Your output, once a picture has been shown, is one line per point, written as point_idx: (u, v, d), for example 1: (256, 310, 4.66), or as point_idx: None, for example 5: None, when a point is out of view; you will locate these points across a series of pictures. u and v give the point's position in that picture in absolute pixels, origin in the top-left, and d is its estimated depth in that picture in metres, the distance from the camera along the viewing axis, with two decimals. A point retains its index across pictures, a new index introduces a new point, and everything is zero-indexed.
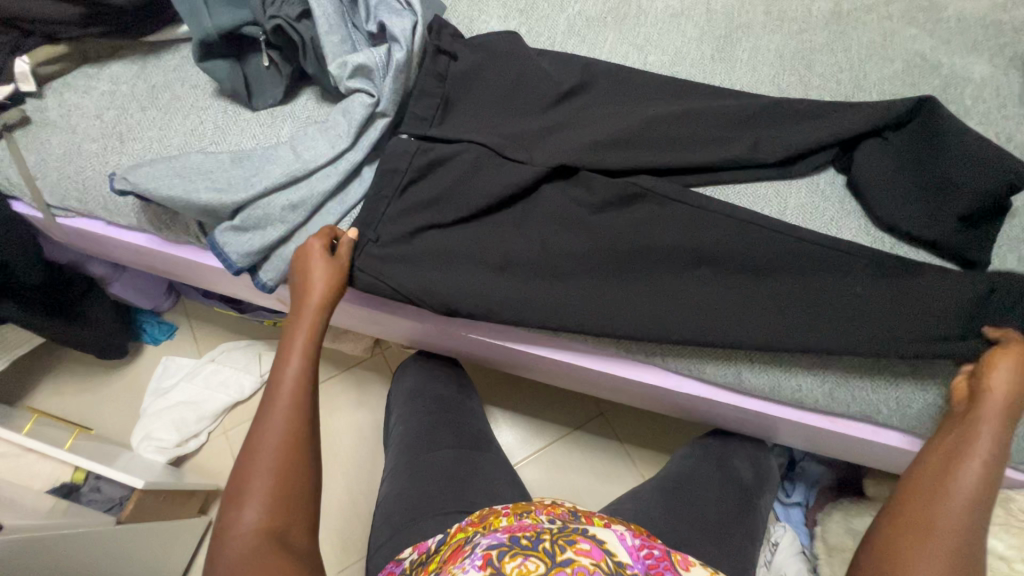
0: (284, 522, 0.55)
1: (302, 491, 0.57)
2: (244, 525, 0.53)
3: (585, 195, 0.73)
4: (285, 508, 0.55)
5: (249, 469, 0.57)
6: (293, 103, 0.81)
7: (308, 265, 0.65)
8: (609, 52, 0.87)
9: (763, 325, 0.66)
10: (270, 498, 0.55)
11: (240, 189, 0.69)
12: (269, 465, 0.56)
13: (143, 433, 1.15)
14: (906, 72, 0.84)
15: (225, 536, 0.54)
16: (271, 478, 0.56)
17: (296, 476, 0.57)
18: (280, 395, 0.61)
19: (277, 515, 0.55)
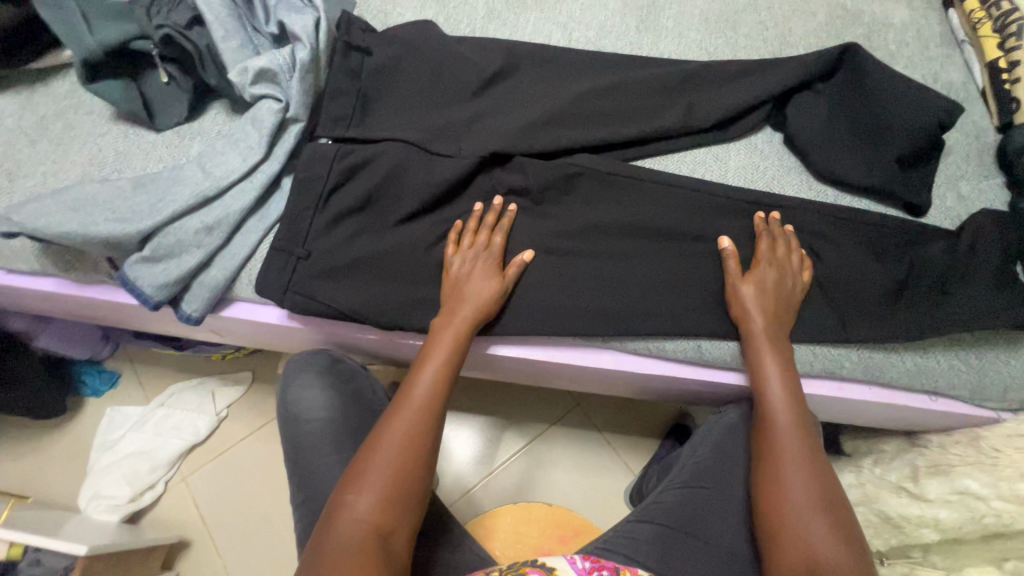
0: (391, 525, 0.52)
1: (408, 491, 0.54)
2: (357, 514, 0.51)
3: (521, 180, 0.69)
4: (400, 502, 0.53)
5: (366, 463, 0.54)
6: (202, 119, 0.75)
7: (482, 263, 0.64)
8: (533, 34, 0.84)
9: (705, 297, 0.66)
10: (389, 492, 0.53)
11: (146, 217, 0.64)
12: (388, 462, 0.54)
13: (91, 492, 1.07)
14: (829, 24, 0.84)
15: (339, 518, 0.51)
16: (387, 477, 0.53)
17: (409, 481, 0.54)
18: (416, 399, 0.58)
19: (387, 514, 0.52)
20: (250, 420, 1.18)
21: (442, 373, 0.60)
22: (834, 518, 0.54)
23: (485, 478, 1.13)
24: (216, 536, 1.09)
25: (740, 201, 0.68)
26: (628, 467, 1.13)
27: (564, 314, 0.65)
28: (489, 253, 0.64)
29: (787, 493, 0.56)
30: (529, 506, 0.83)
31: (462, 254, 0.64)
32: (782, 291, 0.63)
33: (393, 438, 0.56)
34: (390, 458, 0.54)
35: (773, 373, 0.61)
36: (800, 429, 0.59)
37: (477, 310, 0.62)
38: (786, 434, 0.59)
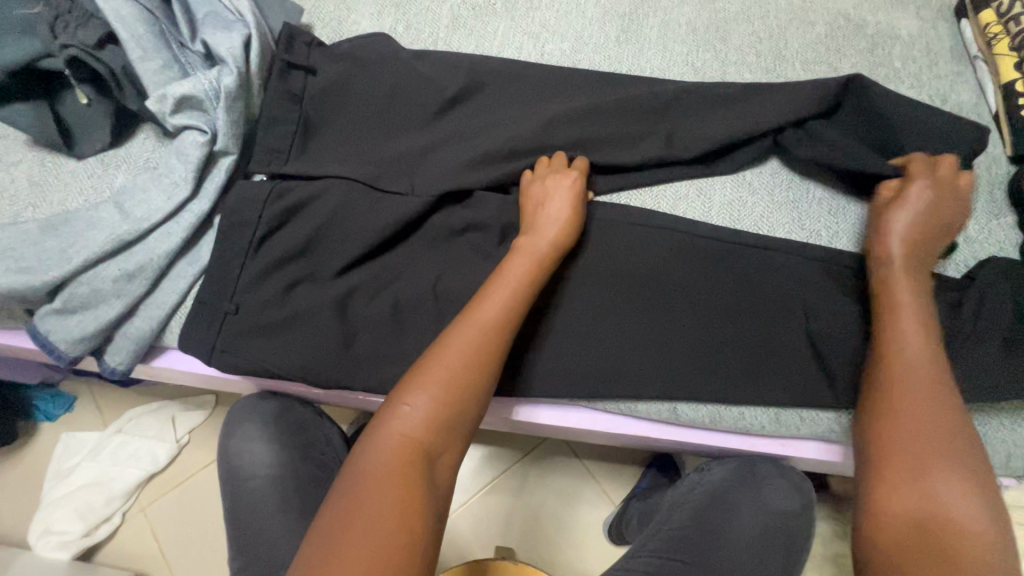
0: (437, 442, 0.47)
1: (463, 408, 0.48)
2: (406, 420, 0.46)
3: (481, 219, 0.62)
4: (448, 429, 0.47)
5: (413, 386, 0.48)
6: (128, 145, 0.67)
7: (559, 193, 0.59)
8: (502, 45, 0.75)
9: (681, 353, 0.60)
10: (443, 405, 0.47)
11: (53, 266, 0.57)
12: (443, 372, 0.48)
13: (42, 527, 1.02)
14: (829, 36, 0.76)
15: (389, 421, 0.47)
16: (442, 387, 0.48)
17: (466, 396, 0.48)
18: (485, 312, 0.52)
19: (437, 429, 0.47)
20: (212, 447, 1.12)
21: (521, 297, 0.53)
22: (966, 465, 0.46)
23: (460, 506, 1.09)
24: (176, 570, 1.04)
25: (721, 245, 0.62)
26: (608, 496, 1.08)
27: (526, 372, 0.59)
28: (557, 186, 0.59)
29: (901, 426, 0.48)
30: (477, 565, 0.80)
31: (540, 182, 0.60)
32: (931, 223, 0.56)
33: (459, 346, 0.50)
34: (439, 383, 0.48)
35: (904, 297, 0.53)
36: (936, 364, 0.50)
37: (548, 245, 0.56)
38: (920, 364, 0.50)
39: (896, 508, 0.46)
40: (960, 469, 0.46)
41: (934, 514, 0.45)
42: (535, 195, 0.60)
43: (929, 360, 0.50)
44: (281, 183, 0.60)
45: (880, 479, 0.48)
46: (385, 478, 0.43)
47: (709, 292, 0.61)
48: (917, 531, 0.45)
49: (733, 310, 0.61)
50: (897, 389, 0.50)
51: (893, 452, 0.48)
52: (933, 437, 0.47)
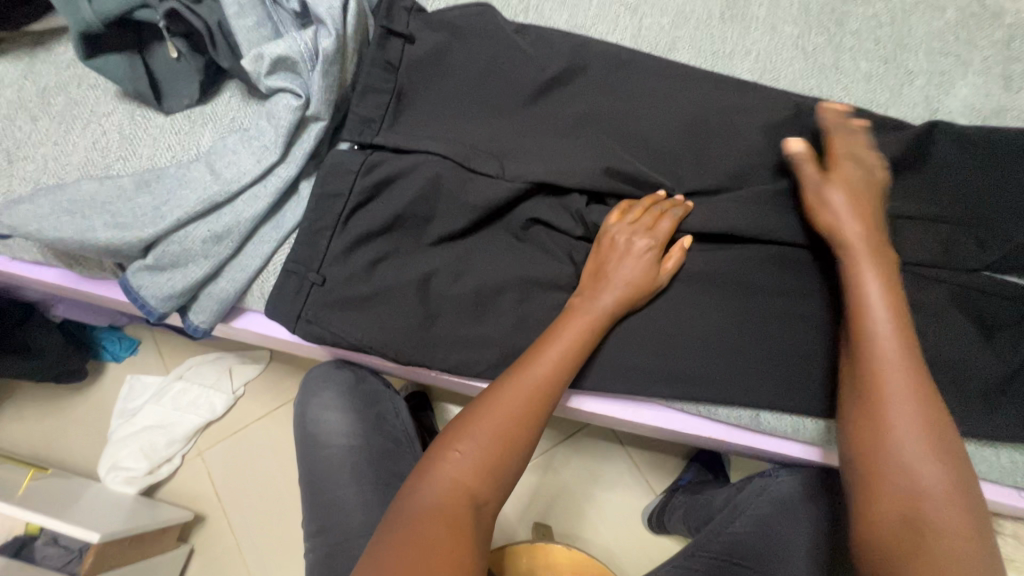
0: (481, 491, 0.48)
1: (505, 463, 0.49)
2: (450, 471, 0.48)
3: (574, 206, 0.61)
4: (491, 478, 0.49)
5: (457, 437, 0.50)
6: (214, 103, 0.67)
7: (633, 243, 0.56)
8: (596, 17, 0.71)
9: (773, 361, 0.57)
10: (488, 460, 0.49)
11: (148, 223, 0.57)
12: (489, 426, 0.50)
13: (110, 462, 1.08)
14: (960, 24, 0.69)
15: (432, 468, 0.48)
16: (487, 443, 0.49)
17: (514, 449, 0.50)
18: (532, 369, 0.52)
19: (484, 481, 0.48)
20: (267, 400, 1.15)
21: (571, 358, 0.53)
22: (937, 448, 0.47)
23: None
24: (231, 513, 1.10)
25: (819, 253, 0.60)
26: (649, 485, 1.08)
27: (606, 366, 0.58)
28: (633, 237, 0.57)
29: (885, 408, 0.48)
30: (541, 548, 0.80)
31: (623, 228, 0.57)
32: (867, 187, 0.56)
33: (505, 403, 0.51)
34: (488, 434, 0.49)
35: (880, 291, 0.51)
36: (911, 362, 0.49)
37: (614, 298, 0.56)
38: (896, 365, 0.49)
39: (883, 516, 0.47)
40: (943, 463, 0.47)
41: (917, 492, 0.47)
42: (596, 247, 0.59)
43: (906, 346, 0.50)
44: (372, 155, 0.59)
45: (863, 489, 0.48)
46: (421, 520, 0.45)
47: (801, 300, 0.59)
48: (905, 532, 0.46)
49: (827, 321, 0.58)
50: (876, 388, 0.49)
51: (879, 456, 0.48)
52: (920, 434, 0.48)
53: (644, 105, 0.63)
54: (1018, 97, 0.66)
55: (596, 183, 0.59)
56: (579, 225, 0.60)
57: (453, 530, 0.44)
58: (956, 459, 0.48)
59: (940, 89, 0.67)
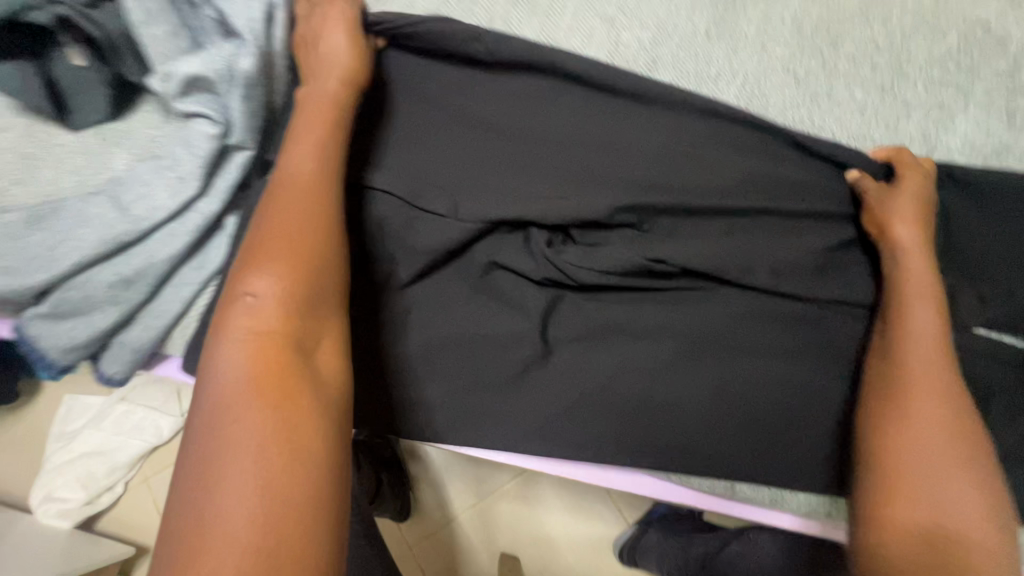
0: (301, 324, 0.39)
1: (308, 240, 0.42)
2: (255, 313, 0.38)
3: (539, 243, 0.54)
4: (304, 306, 0.40)
5: (233, 318, 0.38)
6: (130, 120, 0.58)
7: (325, 48, 0.51)
8: (569, 29, 0.64)
9: (753, 429, 0.51)
10: (294, 274, 0.40)
11: (40, 266, 0.49)
12: (279, 241, 0.41)
13: (43, 492, 0.99)
14: (962, 51, 0.63)
15: (223, 325, 0.38)
16: (283, 250, 0.41)
17: (310, 249, 0.42)
18: (301, 163, 0.46)
19: (295, 311, 0.39)
20: None
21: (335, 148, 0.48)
22: (968, 461, 0.43)
23: (468, 509, 1.05)
24: None
25: (807, 305, 0.54)
26: (622, 514, 1.04)
27: (568, 432, 0.52)
28: (332, 113, 0.49)
29: (920, 424, 0.44)
30: None
31: (315, 84, 0.50)
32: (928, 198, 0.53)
33: (284, 207, 0.43)
34: (282, 241, 0.41)
35: (917, 267, 0.50)
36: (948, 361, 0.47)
37: (334, 83, 0.50)
38: (936, 361, 0.46)
39: (903, 518, 0.42)
40: (973, 479, 0.42)
41: (942, 524, 0.41)
42: (347, 81, 0.50)
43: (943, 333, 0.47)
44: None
45: (888, 483, 0.43)
46: (240, 393, 0.35)
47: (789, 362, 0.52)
48: (928, 540, 0.41)
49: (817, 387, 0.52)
50: (914, 380, 0.46)
51: (908, 455, 0.44)
52: (952, 441, 0.44)
53: (619, 135, 0.57)
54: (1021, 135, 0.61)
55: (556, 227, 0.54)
56: (539, 266, 0.54)
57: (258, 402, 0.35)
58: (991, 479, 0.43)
59: (937, 125, 0.61)
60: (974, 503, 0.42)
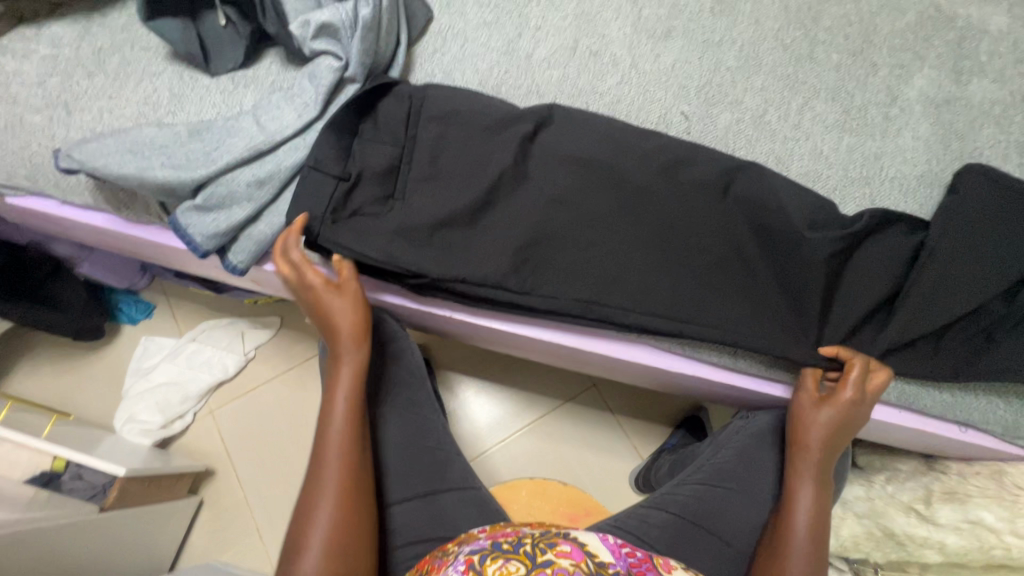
0: (347, 524, 0.57)
1: (349, 485, 0.59)
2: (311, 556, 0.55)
3: (584, 148, 0.69)
4: (346, 544, 0.56)
5: (308, 510, 0.58)
6: (256, 67, 0.74)
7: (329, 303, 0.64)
8: (600, 5, 0.79)
9: (743, 302, 0.66)
10: (338, 518, 0.57)
11: (200, 165, 0.64)
12: (324, 491, 0.58)
13: (126, 416, 1.13)
14: (919, 25, 0.78)
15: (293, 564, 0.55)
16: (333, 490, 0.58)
17: (354, 490, 0.59)
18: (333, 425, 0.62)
19: (336, 553, 0.55)
20: (276, 363, 1.20)
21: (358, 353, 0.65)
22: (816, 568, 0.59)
23: (497, 444, 1.17)
24: (238, 469, 1.14)
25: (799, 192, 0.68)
26: (637, 450, 1.15)
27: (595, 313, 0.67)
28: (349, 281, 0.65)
29: (798, 519, 0.62)
30: (544, 482, 0.82)
31: (327, 298, 0.64)
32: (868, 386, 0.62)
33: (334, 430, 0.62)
34: (332, 490, 0.58)
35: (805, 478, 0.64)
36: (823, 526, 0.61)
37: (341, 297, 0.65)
38: (816, 546, 0.60)
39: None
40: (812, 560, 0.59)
41: None
42: (355, 337, 0.65)
43: (816, 502, 0.63)
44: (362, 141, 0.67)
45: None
46: None
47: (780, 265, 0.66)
48: None
49: (804, 287, 0.65)
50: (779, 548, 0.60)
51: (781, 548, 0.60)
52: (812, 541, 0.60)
53: None
54: (967, 89, 0.75)
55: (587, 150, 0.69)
56: (566, 174, 0.68)
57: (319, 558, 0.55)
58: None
59: (900, 80, 0.76)
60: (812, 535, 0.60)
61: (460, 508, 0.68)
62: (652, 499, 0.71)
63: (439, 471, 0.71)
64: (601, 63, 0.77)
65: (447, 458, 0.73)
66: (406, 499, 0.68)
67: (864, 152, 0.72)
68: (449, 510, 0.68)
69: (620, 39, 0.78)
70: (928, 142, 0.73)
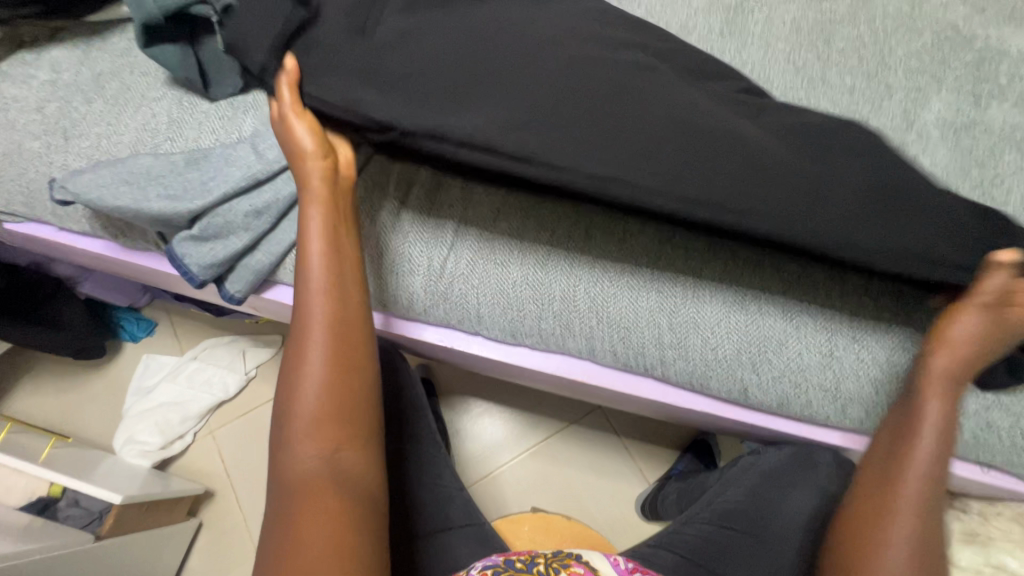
0: (340, 408, 0.52)
1: (339, 358, 0.53)
2: (303, 448, 0.50)
3: None
4: (344, 424, 0.52)
5: (292, 405, 0.52)
6: (256, 91, 0.73)
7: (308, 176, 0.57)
8: None
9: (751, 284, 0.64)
10: (330, 400, 0.52)
11: (197, 195, 0.63)
12: (310, 365, 0.53)
13: (126, 436, 1.12)
14: (936, 46, 0.76)
15: (285, 450, 0.51)
16: (325, 366, 0.53)
17: (349, 367, 0.54)
18: (312, 282, 0.55)
19: (329, 436, 0.51)
20: None
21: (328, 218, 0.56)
22: (917, 515, 0.53)
23: (501, 466, 1.15)
24: (238, 490, 1.13)
25: None
26: (644, 475, 1.13)
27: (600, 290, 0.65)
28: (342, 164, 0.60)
29: (907, 465, 0.54)
30: (547, 515, 0.80)
31: (309, 166, 0.57)
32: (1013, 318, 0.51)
33: (313, 299, 0.54)
34: (320, 362, 0.53)
35: (919, 419, 0.55)
36: (935, 469, 0.54)
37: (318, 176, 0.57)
38: (917, 491, 0.54)
39: (866, 549, 0.54)
40: (917, 508, 0.54)
41: None
42: (325, 204, 0.56)
43: (940, 445, 0.54)
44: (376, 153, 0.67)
45: (853, 527, 0.57)
46: (297, 513, 0.47)
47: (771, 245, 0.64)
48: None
49: (820, 318, 0.63)
50: (881, 496, 0.55)
51: (880, 499, 0.55)
52: (917, 487, 0.54)
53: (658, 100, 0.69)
54: (986, 113, 0.72)
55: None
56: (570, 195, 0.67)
57: (289, 503, 0.49)
58: (930, 522, 0.53)
59: (916, 103, 0.73)
60: (922, 474, 0.54)
61: (462, 546, 0.66)
62: (657, 539, 0.69)
63: (441, 507, 0.69)
64: None
65: (449, 493, 0.71)
66: (408, 538, 0.66)
67: None
68: (453, 548, 0.66)
69: None
70: (945, 168, 0.70)
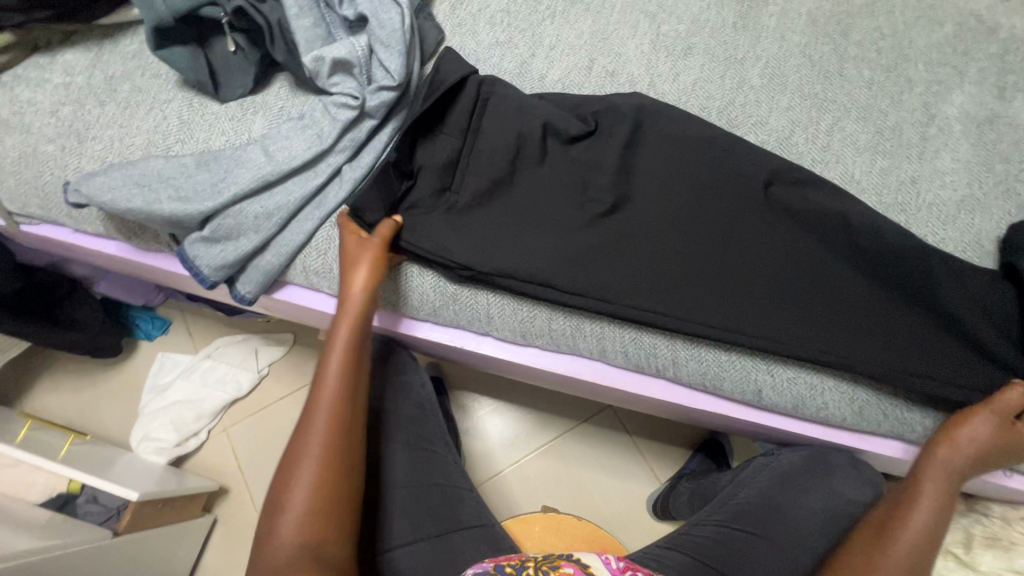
0: (325, 509, 0.55)
1: (336, 462, 0.57)
2: (284, 536, 0.53)
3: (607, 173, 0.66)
4: (322, 526, 0.54)
5: (283, 494, 0.55)
6: (265, 93, 0.73)
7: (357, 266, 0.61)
8: (617, 21, 0.77)
9: (810, 318, 0.61)
10: (315, 497, 0.55)
11: (207, 197, 0.63)
12: (304, 462, 0.56)
13: (142, 433, 1.14)
14: (957, 37, 0.74)
15: (271, 540, 0.54)
16: (317, 465, 0.56)
17: (340, 463, 0.57)
18: (322, 388, 0.59)
19: (313, 532, 0.54)
20: (290, 381, 1.20)
21: (352, 330, 0.61)
22: None
23: (511, 465, 1.15)
24: (251, 487, 1.14)
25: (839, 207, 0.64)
26: (655, 473, 1.12)
27: None
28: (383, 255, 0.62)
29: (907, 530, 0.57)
30: (556, 516, 0.79)
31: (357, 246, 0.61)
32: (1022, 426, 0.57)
33: (321, 404, 0.58)
34: (312, 460, 0.56)
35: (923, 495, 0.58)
36: (929, 547, 0.56)
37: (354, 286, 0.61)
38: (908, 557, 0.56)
39: None
40: None
41: None
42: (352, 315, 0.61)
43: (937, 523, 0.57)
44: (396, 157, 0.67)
45: None
46: None
47: (790, 243, 0.64)
48: None
49: (841, 321, 0.62)
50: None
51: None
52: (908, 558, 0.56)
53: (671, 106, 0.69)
54: (1011, 106, 0.70)
55: (642, 150, 0.67)
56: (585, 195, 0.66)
57: None
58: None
59: (937, 97, 0.71)
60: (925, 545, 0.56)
61: (472, 547, 0.66)
62: (670, 539, 0.69)
63: (451, 508, 0.70)
64: (617, 84, 0.74)
65: (459, 494, 0.71)
66: (412, 541, 0.66)
67: (896, 174, 0.68)
68: (463, 548, 0.66)
69: (637, 58, 0.75)
70: (968, 164, 0.68)
